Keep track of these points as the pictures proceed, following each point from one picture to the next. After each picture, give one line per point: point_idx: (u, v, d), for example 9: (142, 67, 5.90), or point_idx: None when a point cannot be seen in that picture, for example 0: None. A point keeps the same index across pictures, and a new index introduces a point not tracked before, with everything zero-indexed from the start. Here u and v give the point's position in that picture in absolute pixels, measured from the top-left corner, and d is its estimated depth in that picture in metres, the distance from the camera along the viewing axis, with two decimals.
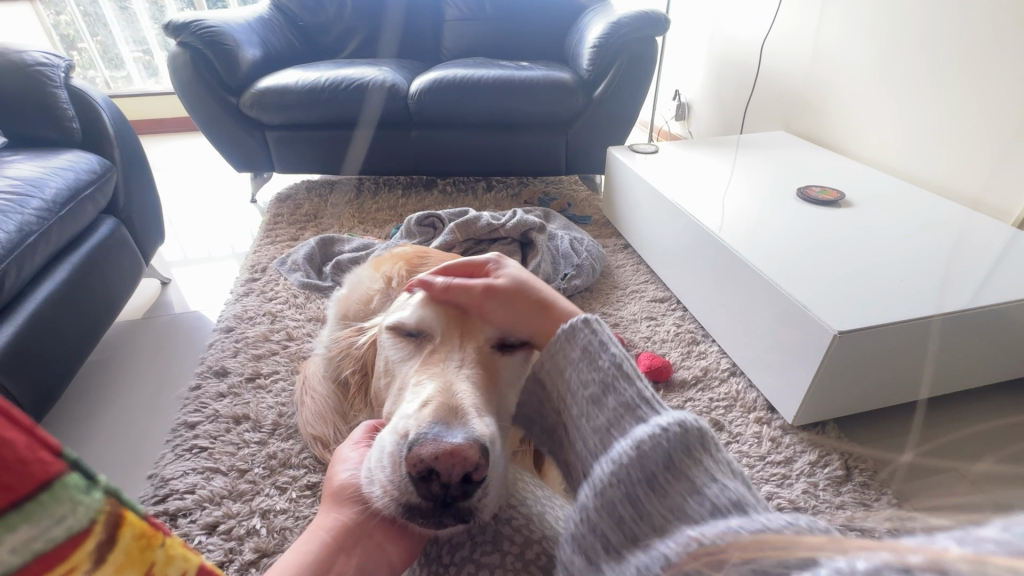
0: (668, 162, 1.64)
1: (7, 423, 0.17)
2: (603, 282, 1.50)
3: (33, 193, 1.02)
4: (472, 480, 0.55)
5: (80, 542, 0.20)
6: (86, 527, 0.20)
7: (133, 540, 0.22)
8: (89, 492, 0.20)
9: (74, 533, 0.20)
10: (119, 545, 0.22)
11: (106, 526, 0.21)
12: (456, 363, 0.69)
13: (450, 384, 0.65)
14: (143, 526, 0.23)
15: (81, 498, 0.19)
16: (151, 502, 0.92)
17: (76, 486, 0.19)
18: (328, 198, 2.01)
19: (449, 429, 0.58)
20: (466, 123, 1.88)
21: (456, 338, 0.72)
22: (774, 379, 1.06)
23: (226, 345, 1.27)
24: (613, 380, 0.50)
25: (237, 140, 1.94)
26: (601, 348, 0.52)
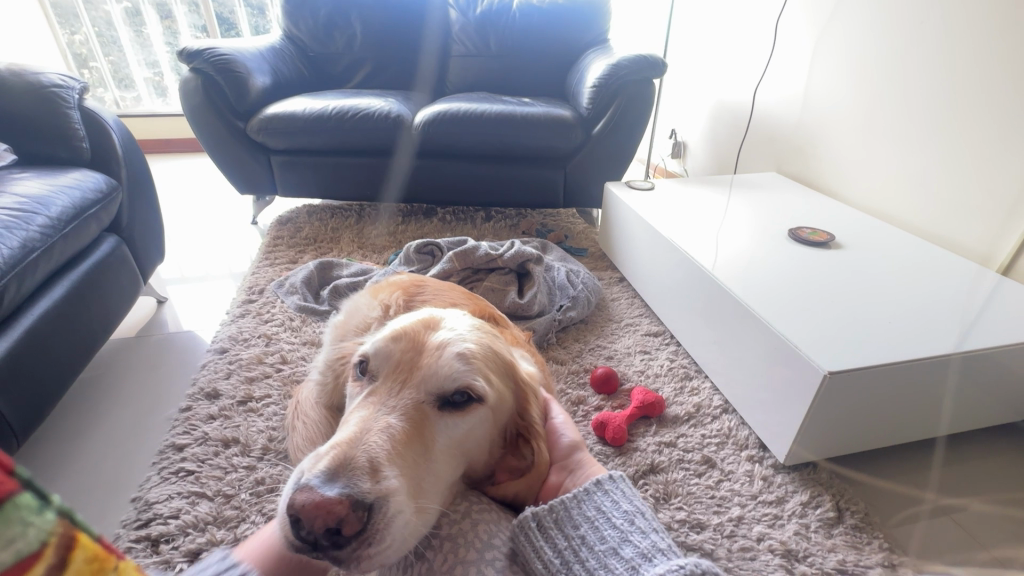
0: (665, 198, 1.68)
1: None
2: (598, 315, 1.51)
3: (38, 210, 1.03)
4: (340, 534, 0.50)
5: (32, 565, 0.20)
6: (37, 550, 0.20)
7: (84, 563, 0.22)
8: (40, 513, 0.20)
9: (26, 556, 0.20)
10: (71, 570, 0.22)
11: (58, 550, 0.21)
12: (382, 408, 0.61)
13: (365, 430, 0.57)
14: (95, 551, 0.23)
15: (34, 516, 0.20)
16: (134, 526, 0.90)
17: (25, 506, 0.19)
18: (329, 222, 2.04)
19: (333, 478, 0.51)
20: (468, 154, 1.92)
21: (394, 384, 0.63)
22: (766, 417, 1.06)
23: (220, 367, 1.27)
24: (625, 531, 0.61)
25: (242, 164, 1.98)
26: (613, 507, 0.64)
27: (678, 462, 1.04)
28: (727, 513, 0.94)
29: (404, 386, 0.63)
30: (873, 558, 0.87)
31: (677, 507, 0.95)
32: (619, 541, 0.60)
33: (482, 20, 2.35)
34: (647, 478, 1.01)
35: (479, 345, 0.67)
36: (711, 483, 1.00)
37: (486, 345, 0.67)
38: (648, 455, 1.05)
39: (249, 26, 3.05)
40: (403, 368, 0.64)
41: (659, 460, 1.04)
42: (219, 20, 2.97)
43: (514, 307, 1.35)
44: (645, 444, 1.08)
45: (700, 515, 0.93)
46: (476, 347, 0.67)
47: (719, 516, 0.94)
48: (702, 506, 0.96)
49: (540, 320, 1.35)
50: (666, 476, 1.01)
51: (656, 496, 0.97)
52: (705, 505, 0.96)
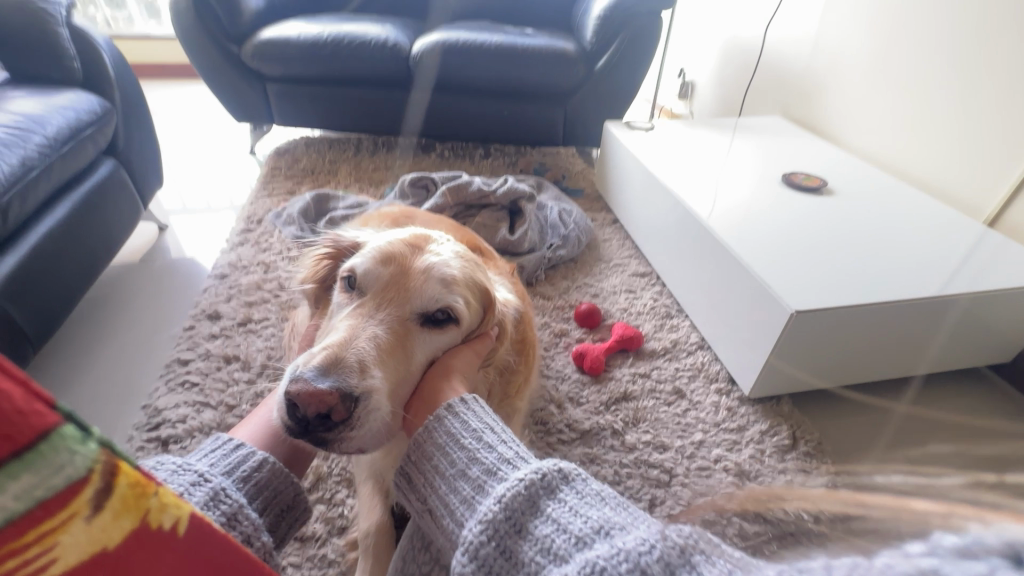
0: (663, 140, 1.67)
1: (1, 371, 0.18)
2: (588, 254, 1.54)
3: (35, 129, 1.05)
4: (329, 420, 0.54)
5: (78, 491, 0.21)
6: (84, 476, 0.21)
7: (128, 489, 0.23)
8: (85, 441, 0.20)
9: (74, 481, 0.20)
10: (116, 494, 0.22)
11: (103, 476, 0.22)
12: (368, 319, 0.64)
13: (353, 335, 0.61)
14: (137, 475, 0.24)
15: (78, 446, 0.20)
16: (146, 428, 0.99)
17: (71, 436, 0.20)
18: (327, 155, 2.03)
19: (326, 373, 0.55)
20: (466, 88, 1.88)
21: (381, 299, 0.66)
22: (738, 353, 1.12)
23: (221, 292, 1.33)
24: (471, 450, 0.48)
25: (238, 92, 1.95)
26: (461, 426, 0.51)
27: (650, 391, 1.11)
28: (690, 437, 1.02)
29: (391, 301, 0.65)
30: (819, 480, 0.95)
31: (644, 430, 1.03)
32: (467, 461, 0.48)
33: None
34: (619, 404, 1.08)
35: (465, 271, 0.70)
36: (678, 410, 1.07)
37: (470, 272, 0.70)
38: (623, 384, 1.12)
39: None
40: (391, 284, 0.66)
41: (632, 389, 1.11)
42: None
43: (504, 244, 1.37)
44: (620, 374, 1.14)
45: (665, 438, 1.01)
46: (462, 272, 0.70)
47: (682, 439, 1.01)
48: (668, 431, 1.03)
49: (529, 256, 1.38)
50: (636, 403, 1.08)
51: (626, 420, 1.04)
52: (671, 429, 1.03)
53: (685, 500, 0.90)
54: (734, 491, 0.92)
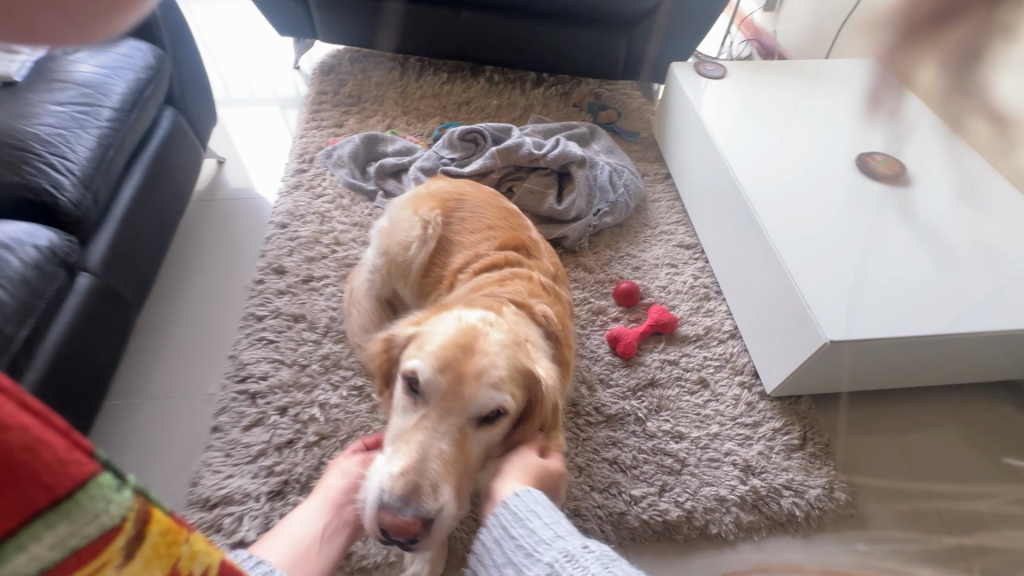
0: (733, 93, 1.52)
1: (45, 422, 0.20)
2: (635, 218, 1.52)
3: (103, 101, 1.08)
4: (412, 540, 0.62)
5: (113, 537, 0.23)
6: (118, 524, 0.23)
7: (160, 535, 0.25)
8: (121, 491, 0.22)
9: (108, 529, 0.22)
10: (148, 541, 0.24)
11: (136, 524, 0.23)
12: (431, 433, 0.65)
13: (422, 455, 0.64)
14: (171, 523, 0.25)
15: (112, 497, 0.22)
16: (235, 380, 1.16)
17: (107, 484, 0.22)
18: (373, 77, 1.96)
19: (405, 502, 0.61)
20: (522, 11, 1.71)
21: (441, 410, 0.66)
22: (768, 353, 1.17)
23: (283, 244, 1.42)
24: (517, 539, 0.58)
25: (279, 2, 1.83)
26: (505, 517, 0.60)
27: (676, 379, 1.19)
28: (706, 428, 1.12)
29: (451, 412, 0.66)
30: (818, 480, 1.06)
31: (665, 418, 1.13)
32: (513, 550, 0.57)
33: None
34: (645, 390, 1.17)
35: (511, 365, 0.69)
36: (700, 401, 1.16)
37: (516, 367, 0.69)
38: (651, 370, 1.20)
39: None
40: (447, 395, 0.66)
41: (659, 376, 1.19)
42: None
43: (551, 213, 1.38)
44: (650, 360, 1.22)
45: (682, 427, 1.12)
46: (509, 367, 0.69)
47: (699, 430, 1.12)
48: (686, 420, 1.13)
49: (575, 226, 1.38)
50: (661, 391, 1.17)
51: (649, 408, 1.14)
52: (689, 419, 1.13)
53: (692, 488, 1.03)
54: (737, 484, 1.05)
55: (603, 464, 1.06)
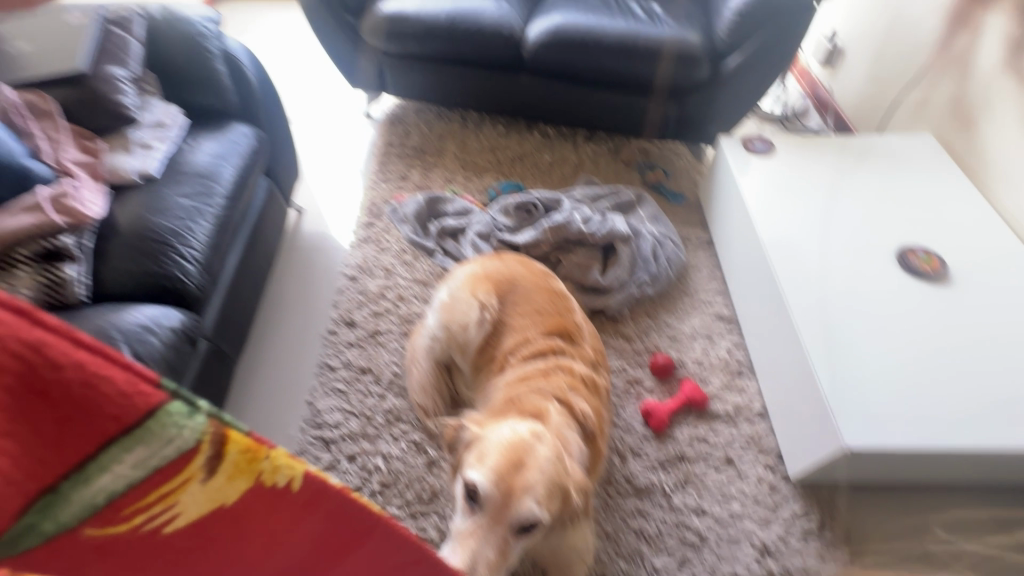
0: (780, 171, 1.58)
1: (111, 379, 0.37)
2: (675, 287, 1.61)
3: (217, 188, 1.27)
4: None
5: (194, 454, 0.39)
6: (198, 444, 0.39)
7: (238, 453, 0.42)
8: (191, 419, 0.39)
9: (185, 449, 0.39)
10: (227, 457, 0.41)
11: (212, 444, 0.40)
12: (480, 541, 0.82)
13: (472, 560, 0.81)
14: (246, 445, 0.42)
15: (181, 421, 0.38)
16: (312, 426, 1.35)
17: (177, 412, 0.38)
18: (435, 128, 2.11)
19: None
20: (578, 79, 1.80)
21: (490, 521, 0.82)
22: (794, 440, 1.24)
23: (353, 297, 1.60)
24: None
25: (356, 62, 2.01)
26: None
27: (703, 455, 1.29)
28: (728, 507, 1.22)
29: (498, 525, 0.82)
30: (832, 568, 1.14)
31: (690, 494, 1.23)
32: None
33: None
34: (674, 463, 1.28)
35: (551, 491, 0.82)
36: (724, 479, 1.25)
37: (554, 492, 0.82)
38: (680, 444, 1.31)
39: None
40: (496, 511, 0.82)
41: (688, 451, 1.29)
42: None
43: (596, 285, 1.48)
44: (680, 434, 1.32)
45: (706, 504, 1.22)
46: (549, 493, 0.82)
47: (721, 508, 1.21)
48: (710, 497, 1.23)
49: (616, 297, 1.49)
50: (688, 466, 1.27)
51: (676, 482, 1.25)
52: (713, 497, 1.23)
53: (710, 565, 1.14)
54: (753, 565, 1.14)
55: (630, 533, 1.17)
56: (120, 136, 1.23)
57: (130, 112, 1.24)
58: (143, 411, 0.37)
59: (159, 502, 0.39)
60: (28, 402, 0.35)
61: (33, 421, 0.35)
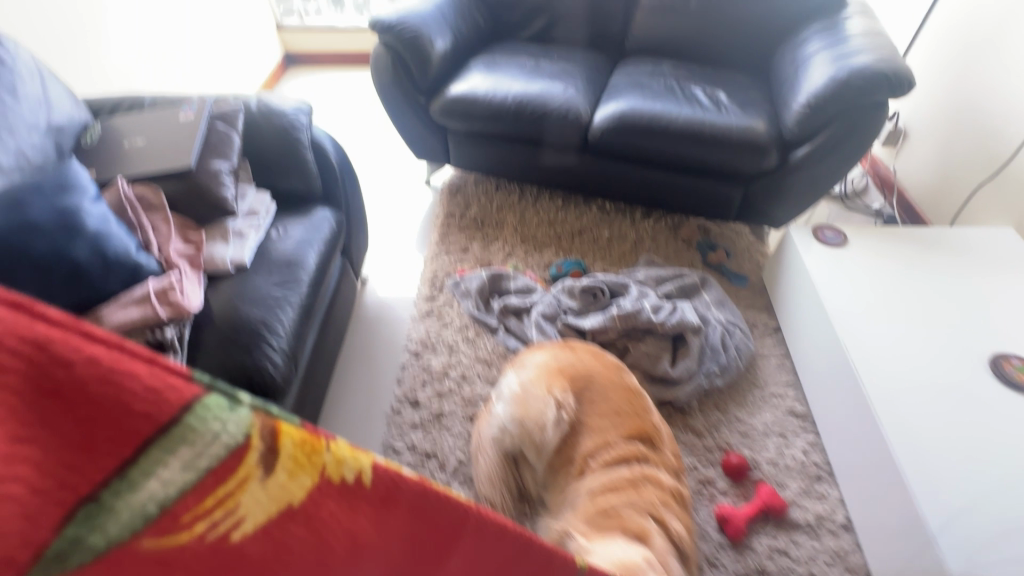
0: (854, 264, 1.54)
1: (136, 361, 0.32)
2: (743, 377, 1.57)
3: (301, 274, 1.31)
4: None
5: (245, 453, 0.34)
6: (245, 440, 0.34)
7: (294, 448, 0.37)
8: (231, 413, 0.34)
9: (232, 448, 0.34)
10: (281, 454, 0.36)
11: (262, 440, 0.35)
12: None
13: None
14: (301, 439, 0.37)
15: (220, 413, 0.33)
16: None
17: (215, 405, 0.34)
18: (494, 200, 2.16)
19: None
20: (642, 161, 1.83)
21: None
22: (886, 562, 1.17)
23: (416, 375, 1.61)
24: None
25: (423, 138, 2.10)
26: None
27: (785, 571, 1.22)
28: None
29: None
30: None
31: None
32: None
33: None
34: None
35: None
36: None
37: None
38: (759, 556, 1.24)
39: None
40: None
41: (768, 565, 1.23)
42: None
43: (664, 376, 1.46)
44: (758, 545, 1.26)
45: None
46: None
47: None
48: None
49: (685, 388, 1.45)
50: None
51: None
52: None
53: None
54: None
55: None
56: (218, 226, 1.30)
57: (229, 203, 1.31)
58: (176, 408, 0.33)
59: (215, 509, 0.35)
60: (38, 403, 0.30)
61: (57, 426, 0.31)
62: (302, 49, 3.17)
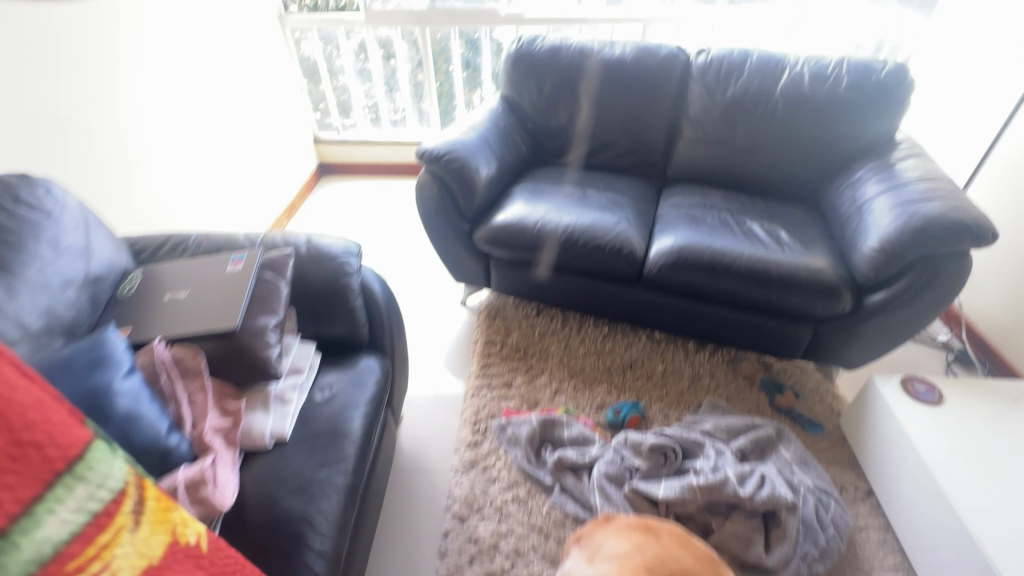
0: (959, 425, 1.38)
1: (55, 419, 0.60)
2: (843, 558, 1.35)
3: (349, 447, 1.15)
4: None
5: (123, 498, 0.64)
6: (124, 488, 0.64)
7: (155, 504, 0.68)
8: (115, 467, 0.64)
9: (116, 493, 0.63)
10: (147, 506, 0.67)
11: (133, 492, 0.66)
12: None
13: None
14: (160, 504, 0.68)
15: (109, 465, 0.63)
16: None
17: (100, 458, 0.62)
18: (536, 327, 2.04)
19: None
20: (700, 297, 1.73)
21: None
22: None
23: (462, 547, 1.40)
24: None
25: (464, 263, 2.02)
26: None
27: None
28: None
29: None
30: None
31: None
32: None
33: (733, 102, 1.95)
34: None
35: None
36: None
37: None
38: None
39: (461, 65, 2.96)
40: None
41: None
42: (434, 53, 2.89)
43: (758, 563, 1.25)
44: None
45: None
46: None
47: None
48: None
49: None
50: None
51: None
52: None
53: None
54: None
55: None
56: (260, 391, 1.17)
57: (274, 363, 1.18)
58: (77, 452, 0.60)
59: (92, 557, 0.58)
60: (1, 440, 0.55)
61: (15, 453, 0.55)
62: (337, 160, 3.24)
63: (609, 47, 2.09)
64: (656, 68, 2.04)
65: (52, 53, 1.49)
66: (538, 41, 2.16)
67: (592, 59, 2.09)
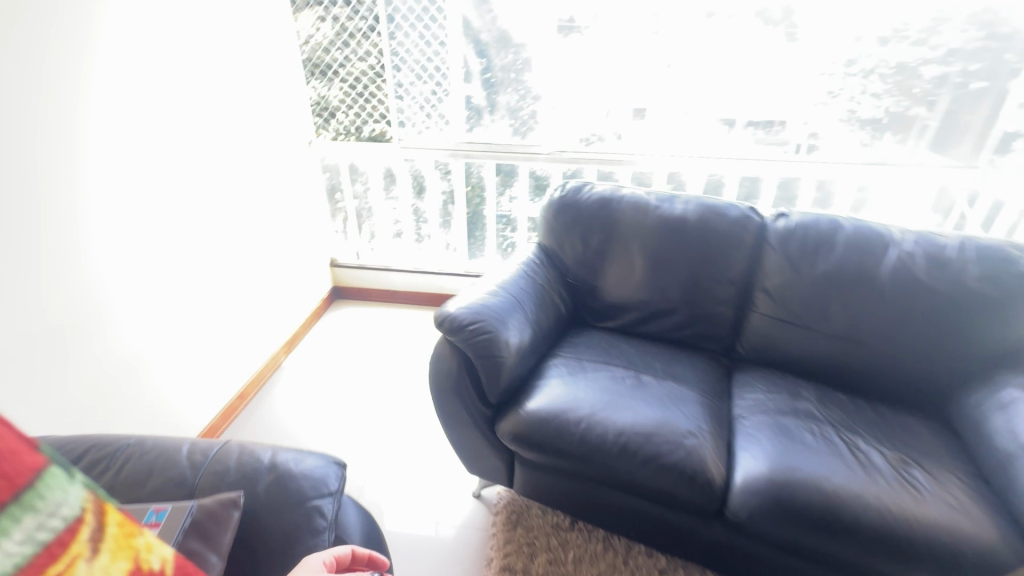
0: None
1: None
2: None
3: None
4: None
5: (77, 526, 0.31)
6: (79, 514, 0.32)
7: (117, 528, 0.35)
8: (71, 484, 0.32)
9: (70, 520, 0.31)
10: (107, 532, 0.34)
11: (93, 518, 0.33)
12: None
13: None
14: (127, 521, 0.36)
15: (65, 487, 0.31)
16: None
17: (60, 480, 0.30)
18: (569, 550, 1.55)
19: None
20: (806, 555, 1.25)
21: None
22: None
23: None
24: None
25: (482, 456, 1.60)
26: None
27: None
28: None
29: None
30: None
31: None
32: None
33: (825, 281, 1.60)
34: None
35: None
36: None
37: None
38: None
39: (495, 200, 2.76)
40: None
41: None
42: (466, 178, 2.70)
43: None
44: None
45: None
46: None
47: None
48: None
49: None
50: None
51: None
52: None
53: None
54: None
55: None
56: None
57: None
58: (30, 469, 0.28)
59: None
60: None
61: None
62: (352, 284, 2.98)
63: (668, 203, 1.81)
64: (724, 231, 1.74)
65: (22, 207, 1.27)
66: (585, 192, 1.91)
67: (648, 216, 1.80)
